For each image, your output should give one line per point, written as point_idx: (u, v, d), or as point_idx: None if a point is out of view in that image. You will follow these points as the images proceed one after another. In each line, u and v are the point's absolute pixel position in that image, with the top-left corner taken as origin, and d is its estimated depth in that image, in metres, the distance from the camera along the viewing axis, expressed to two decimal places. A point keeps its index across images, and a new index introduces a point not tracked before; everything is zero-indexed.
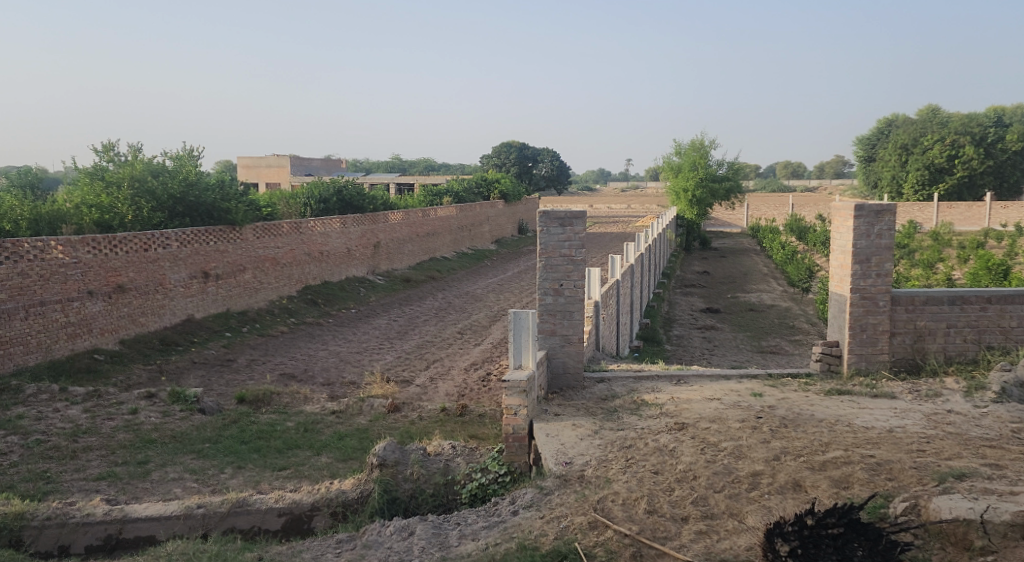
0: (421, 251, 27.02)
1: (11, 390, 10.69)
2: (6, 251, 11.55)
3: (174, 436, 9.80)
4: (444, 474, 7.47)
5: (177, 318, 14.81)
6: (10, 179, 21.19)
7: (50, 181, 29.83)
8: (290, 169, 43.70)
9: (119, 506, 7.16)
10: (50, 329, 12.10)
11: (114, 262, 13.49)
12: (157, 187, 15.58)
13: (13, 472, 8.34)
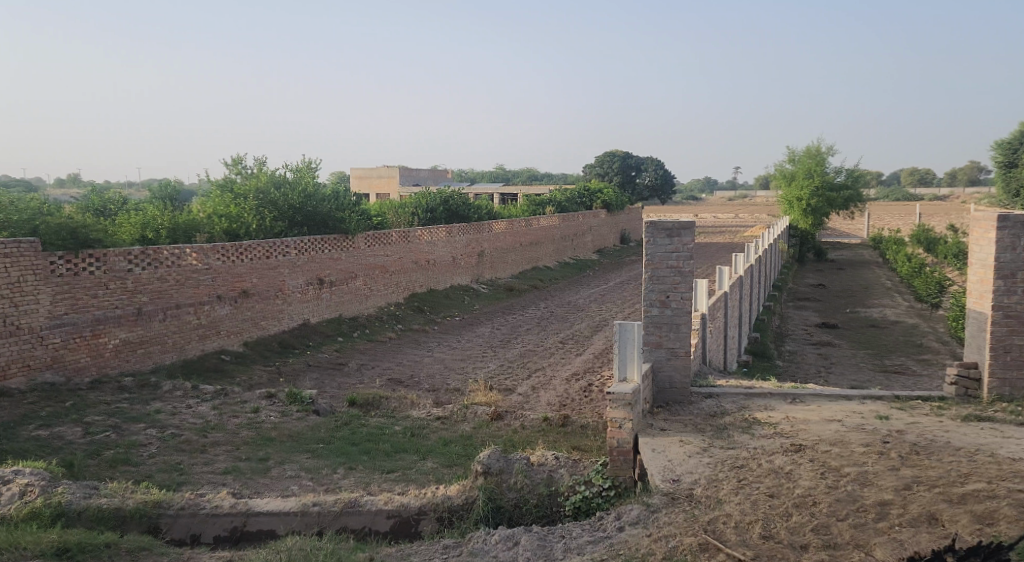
0: (524, 260, 27.25)
1: (150, 387, 11.48)
2: (147, 257, 12.42)
3: (291, 435, 10.25)
4: (547, 485, 7.43)
5: (295, 322, 15.51)
6: (152, 193, 22.93)
7: (185, 194, 32.22)
8: (399, 179, 44.93)
9: (244, 500, 7.55)
10: (183, 330, 12.93)
11: (240, 269, 14.24)
12: (279, 198, 16.39)
13: (150, 463, 8.94)
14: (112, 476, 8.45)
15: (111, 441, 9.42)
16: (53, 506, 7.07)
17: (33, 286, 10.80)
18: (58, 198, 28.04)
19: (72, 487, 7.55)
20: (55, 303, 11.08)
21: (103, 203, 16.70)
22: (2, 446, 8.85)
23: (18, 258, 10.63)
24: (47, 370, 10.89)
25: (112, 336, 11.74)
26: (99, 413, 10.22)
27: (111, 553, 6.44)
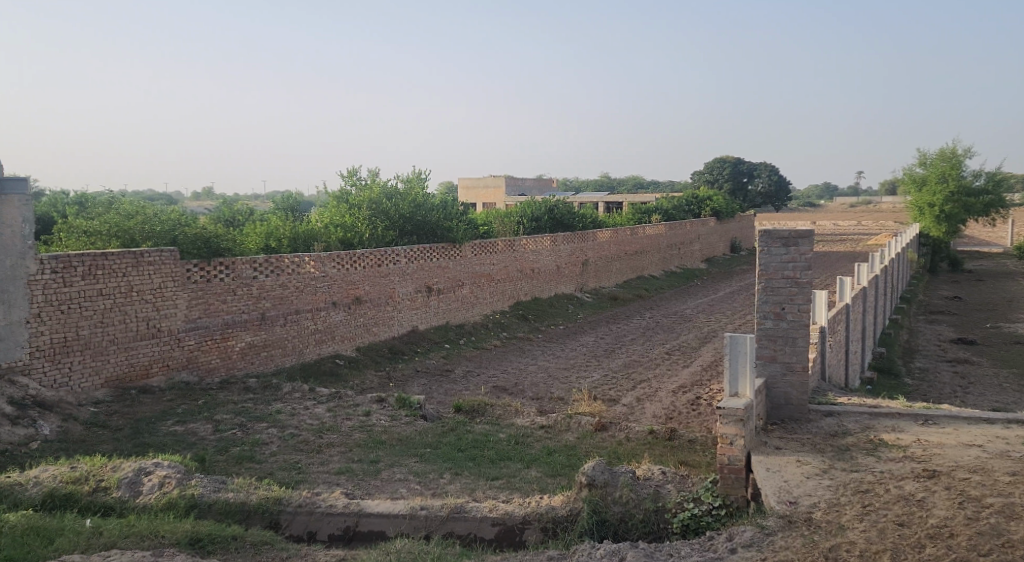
0: (629, 269, 26.97)
1: (272, 388, 12.03)
2: (271, 265, 13.03)
3: (400, 439, 10.50)
4: (655, 500, 7.26)
5: (404, 328, 15.93)
6: (274, 204, 24.23)
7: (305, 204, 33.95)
8: (505, 189, 45.26)
9: (357, 501, 7.80)
10: (301, 334, 13.52)
11: (353, 277, 14.73)
12: (391, 208, 16.91)
13: (272, 461, 9.36)
14: (238, 472, 8.90)
15: (237, 438, 9.93)
16: (187, 497, 7.58)
17: (172, 292, 11.57)
18: (190, 208, 30.06)
19: (203, 481, 8.02)
20: (191, 308, 11.83)
21: (232, 215, 17.69)
22: (144, 439, 9.49)
23: (160, 265, 11.41)
24: (182, 370, 11.69)
25: (239, 340, 12.46)
26: (227, 412, 10.79)
27: (238, 545, 6.81)
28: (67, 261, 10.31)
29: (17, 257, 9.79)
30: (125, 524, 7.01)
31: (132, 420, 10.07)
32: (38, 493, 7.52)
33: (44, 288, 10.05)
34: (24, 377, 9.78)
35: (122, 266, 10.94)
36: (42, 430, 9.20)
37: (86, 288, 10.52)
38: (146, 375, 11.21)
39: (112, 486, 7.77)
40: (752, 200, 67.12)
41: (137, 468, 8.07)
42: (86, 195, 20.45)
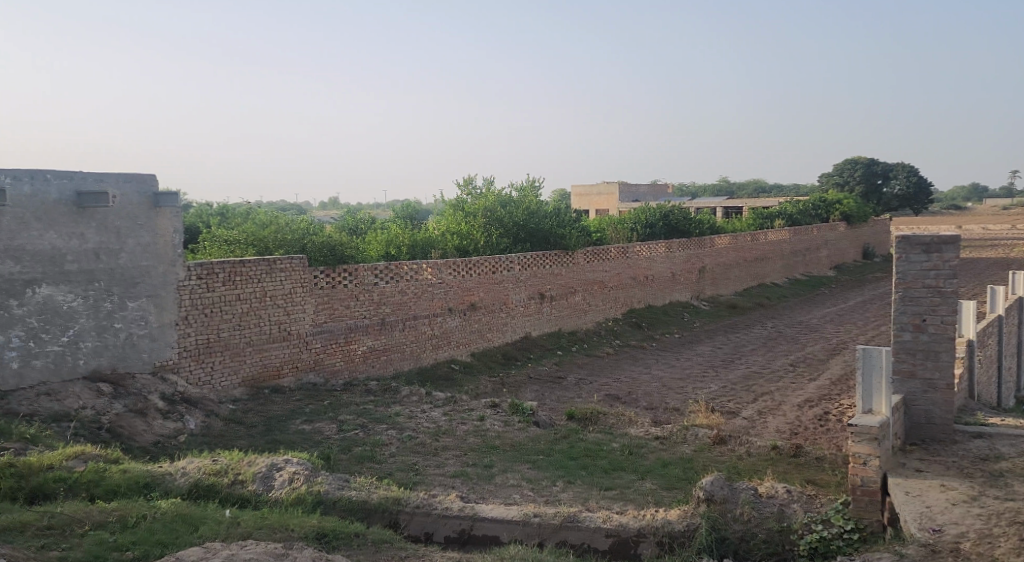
0: (749, 276, 26.08)
1: (391, 390, 12.35)
2: (392, 272, 13.37)
3: (513, 445, 10.53)
4: (778, 520, 6.97)
5: (518, 334, 16.02)
6: (394, 212, 25.05)
7: (423, 211, 34.98)
8: (619, 194, 44.77)
9: (471, 505, 7.89)
10: (419, 340, 13.83)
11: (469, 283, 14.93)
12: (505, 216, 17.03)
13: (391, 461, 9.60)
14: (360, 471, 9.17)
15: (358, 439, 10.25)
16: (313, 494, 7.87)
17: (301, 297, 12.08)
18: (317, 217, 31.55)
19: (328, 479, 8.34)
20: (318, 312, 12.31)
21: (356, 223, 18.38)
22: (274, 436, 9.95)
23: (291, 271, 11.92)
24: (310, 371, 12.20)
25: (361, 344, 12.88)
26: (350, 413, 11.15)
27: (360, 542, 7.00)
28: (210, 268, 10.97)
29: (168, 264, 10.52)
30: (258, 517, 7.36)
31: (264, 417, 10.57)
32: (183, 483, 8.02)
33: (190, 293, 10.74)
34: (172, 374, 10.53)
35: (257, 272, 11.51)
36: (188, 425, 9.82)
37: (226, 292, 11.15)
38: (278, 375, 11.77)
39: (247, 480, 8.19)
40: (887, 202, 63.26)
41: (270, 464, 8.47)
42: (224, 206, 21.84)
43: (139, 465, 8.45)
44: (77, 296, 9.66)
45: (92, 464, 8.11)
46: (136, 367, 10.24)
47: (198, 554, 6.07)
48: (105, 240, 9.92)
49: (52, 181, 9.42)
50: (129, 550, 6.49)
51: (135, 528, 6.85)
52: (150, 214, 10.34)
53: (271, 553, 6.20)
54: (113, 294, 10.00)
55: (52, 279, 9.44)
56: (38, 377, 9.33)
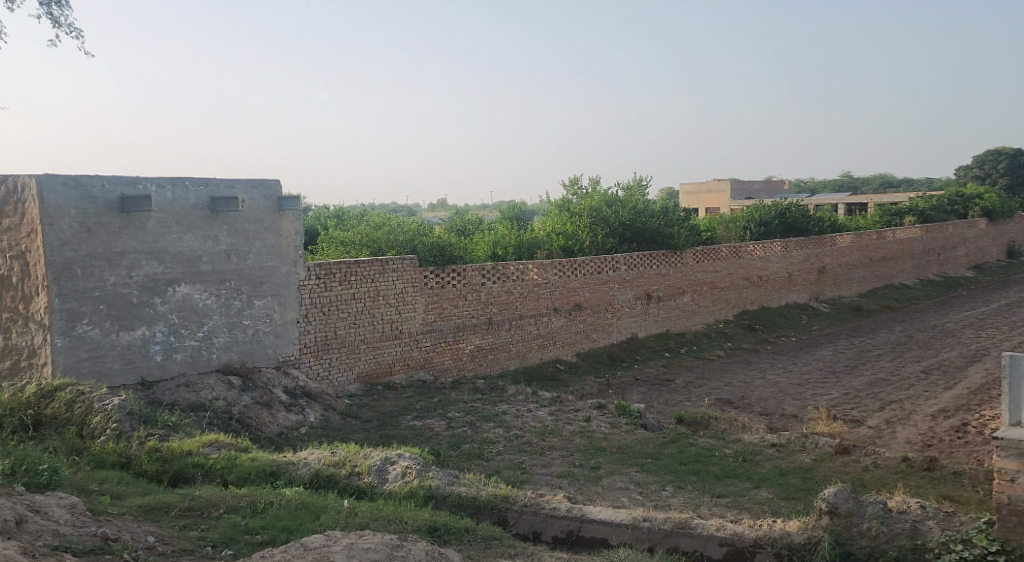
0: (873, 277, 24.76)
1: (498, 390, 12.53)
2: (498, 273, 13.55)
3: (621, 447, 10.46)
4: (912, 538, 6.62)
5: (624, 335, 15.89)
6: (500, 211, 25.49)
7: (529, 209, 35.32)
8: (730, 192, 43.49)
9: (579, 507, 7.99)
10: (525, 339, 13.97)
11: (575, 283, 14.92)
12: (611, 215, 16.92)
13: (499, 459, 9.74)
14: (469, 468, 9.36)
15: (467, 436, 10.45)
16: (425, 488, 8.12)
17: (412, 297, 12.44)
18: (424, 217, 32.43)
19: (439, 474, 8.58)
20: (427, 312, 12.66)
21: (463, 224, 18.79)
22: (388, 431, 10.31)
23: (402, 271, 12.29)
24: (420, 369, 12.57)
25: (468, 342, 13.15)
26: (458, 410, 11.39)
27: (469, 538, 7.16)
28: (328, 268, 11.48)
29: (291, 265, 11.09)
30: (374, 508, 7.66)
31: (378, 413, 10.97)
32: (306, 472, 8.45)
33: (310, 292, 11.29)
34: (294, 369, 11.12)
35: (371, 272, 11.94)
36: (308, 417, 10.32)
37: (342, 291, 11.64)
38: (390, 372, 12.20)
39: (364, 472, 8.53)
40: None
41: (384, 457, 8.82)
42: (340, 208, 22.88)
43: (265, 454, 8.97)
44: (211, 295, 10.35)
45: (224, 451, 8.68)
46: (262, 361, 10.85)
47: (320, 540, 6.29)
48: (236, 242, 10.57)
49: (190, 187, 10.14)
50: (259, 533, 6.88)
51: (264, 514, 7.28)
52: (275, 217, 10.94)
53: (387, 543, 6.26)
54: (242, 293, 10.64)
55: (189, 278, 10.16)
56: (177, 370, 10.09)
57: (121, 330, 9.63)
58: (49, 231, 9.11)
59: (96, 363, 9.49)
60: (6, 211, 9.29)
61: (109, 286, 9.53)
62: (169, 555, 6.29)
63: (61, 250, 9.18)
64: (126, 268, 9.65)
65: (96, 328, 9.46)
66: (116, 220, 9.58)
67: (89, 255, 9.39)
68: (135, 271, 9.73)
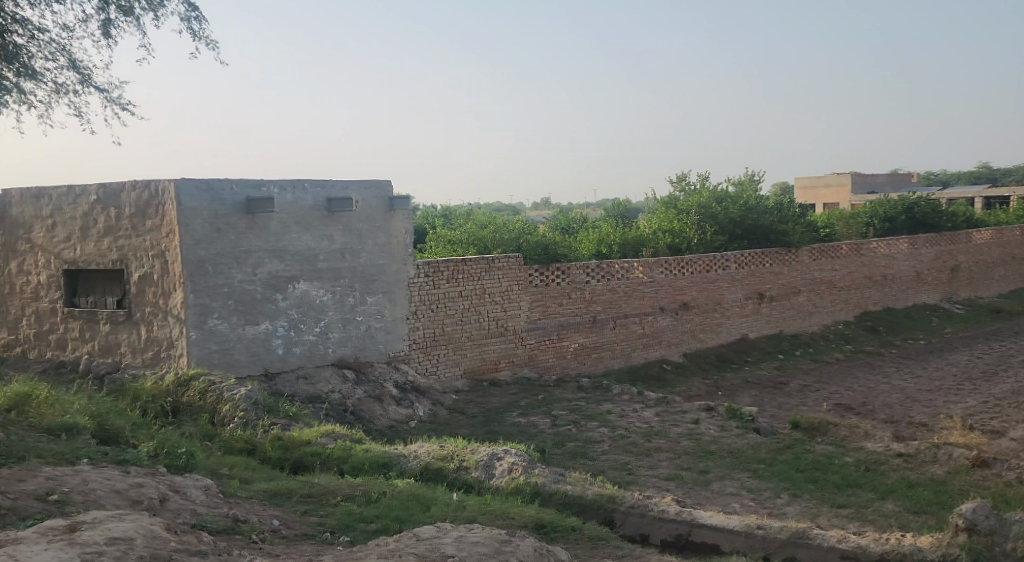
0: (1016, 276, 22.88)
1: (603, 389, 12.47)
2: (603, 271, 13.48)
3: (731, 451, 10.17)
4: None
5: (733, 335, 15.45)
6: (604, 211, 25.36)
7: (630, 206, 34.93)
8: (853, 187, 41.19)
9: (688, 511, 7.84)
10: (629, 338, 13.85)
11: (681, 282, 14.62)
12: (720, 212, 16.45)
13: (604, 459, 9.70)
14: (573, 466, 9.38)
15: (572, 434, 10.46)
16: (531, 485, 8.21)
17: (517, 295, 12.59)
18: (519, 214, 32.60)
19: (545, 471, 8.66)
20: (532, 309, 12.76)
21: (567, 223, 18.79)
22: (493, 427, 10.47)
23: (507, 270, 12.45)
24: (525, 366, 12.71)
25: (572, 341, 13.16)
26: (563, 408, 11.43)
27: (575, 537, 7.20)
28: (436, 266, 11.79)
29: (401, 263, 11.47)
30: (482, 502, 7.82)
31: (483, 409, 11.17)
32: (415, 465, 8.72)
33: (419, 289, 11.63)
34: (404, 364, 11.50)
35: (477, 270, 12.17)
36: (417, 411, 10.66)
37: (449, 289, 11.93)
38: (495, 368, 12.41)
39: (471, 466, 8.71)
40: None
41: (491, 453, 8.96)
42: (445, 208, 23.39)
43: (377, 446, 9.32)
44: (327, 291, 10.86)
45: (340, 442, 9.09)
46: (374, 356, 11.29)
47: (432, 531, 6.52)
48: (350, 241, 11.04)
49: (308, 189, 10.66)
50: (373, 521, 7.15)
51: (377, 503, 7.57)
52: (386, 217, 11.34)
53: (495, 538, 6.43)
54: (355, 290, 11.10)
55: (307, 276, 10.70)
56: (296, 363, 10.66)
57: (247, 324, 10.27)
58: (185, 231, 9.85)
59: (225, 355, 10.18)
60: (148, 214, 10.11)
61: (236, 282, 10.20)
62: (291, 538, 6.64)
63: (194, 248, 9.91)
64: (251, 266, 10.29)
65: (225, 322, 10.14)
66: (243, 220, 10.23)
67: (219, 254, 10.08)
68: (259, 268, 10.36)
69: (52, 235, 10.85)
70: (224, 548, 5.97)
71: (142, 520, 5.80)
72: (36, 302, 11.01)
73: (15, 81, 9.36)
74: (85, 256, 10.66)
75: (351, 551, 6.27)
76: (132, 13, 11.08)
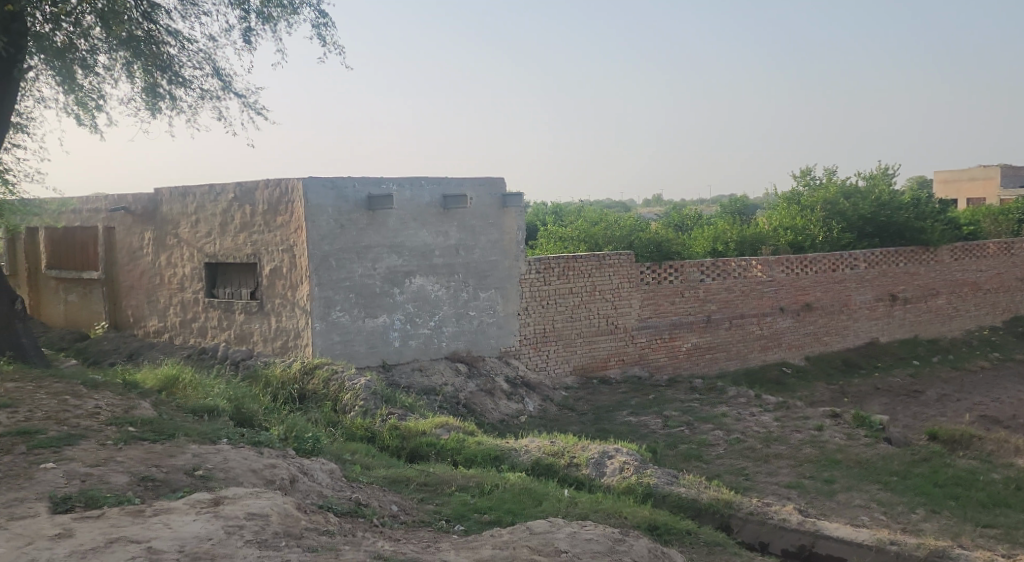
0: None
1: (718, 391, 12.12)
2: (718, 269, 13.08)
3: (859, 461, 9.61)
4: None
5: (861, 339, 14.63)
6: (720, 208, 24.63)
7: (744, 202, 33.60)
8: (1003, 180, 37.72)
9: (813, 522, 7.48)
10: (746, 339, 13.37)
11: (804, 282, 13.95)
12: (849, 208, 15.46)
13: (718, 463, 9.42)
14: (687, 469, 9.17)
15: (685, 436, 10.23)
16: (644, 485, 8.10)
17: (628, 292, 12.44)
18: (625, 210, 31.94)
19: (657, 472, 8.52)
20: (643, 308, 12.57)
21: (681, 220, 18.29)
22: (604, 425, 10.39)
23: (618, 267, 12.32)
24: (635, 365, 12.55)
25: (685, 340, 12.87)
26: (675, 409, 11.19)
27: (690, 541, 7.04)
28: (547, 263, 11.84)
29: (513, 259, 11.61)
30: (594, 500, 7.79)
31: (594, 407, 11.11)
32: (527, 459, 8.79)
33: (530, 285, 11.72)
34: (514, 359, 11.64)
35: (588, 268, 12.11)
36: (527, 407, 10.78)
37: (560, 286, 11.94)
38: (605, 366, 12.33)
39: (582, 463, 8.69)
40: None
41: (602, 451, 8.90)
42: (555, 204, 23.35)
43: (489, 439, 9.49)
44: (442, 286, 11.15)
45: (453, 433, 9.30)
46: (486, 351, 11.49)
47: (545, 526, 6.58)
48: (464, 237, 11.28)
49: (425, 186, 10.97)
50: (486, 513, 7.28)
51: (490, 495, 7.72)
52: (499, 214, 11.51)
53: (609, 535, 6.42)
54: (468, 285, 11.33)
55: (423, 271, 11.03)
56: (412, 355, 11.02)
57: (367, 317, 10.72)
58: (312, 227, 10.39)
59: (346, 346, 10.66)
60: (279, 211, 10.75)
61: (358, 277, 10.66)
62: (410, 524, 6.88)
63: (320, 244, 10.43)
64: (371, 261, 10.73)
65: (347, 315, 10.62)
66: (364, 217, 10.67)
67: (342, 249, 10.57)
68: (379, 263, 10.78)
69: (195, 231, 11.75)
70: (349, 529, 6.26)
71: (276, 498, 6.20)
72: (181, 293, 11.96)
73: (168, 88, 10.17)
74: (223, 250, 11.47)
75: (467, 540, 6.42)
76: (270, 20, 11.81)
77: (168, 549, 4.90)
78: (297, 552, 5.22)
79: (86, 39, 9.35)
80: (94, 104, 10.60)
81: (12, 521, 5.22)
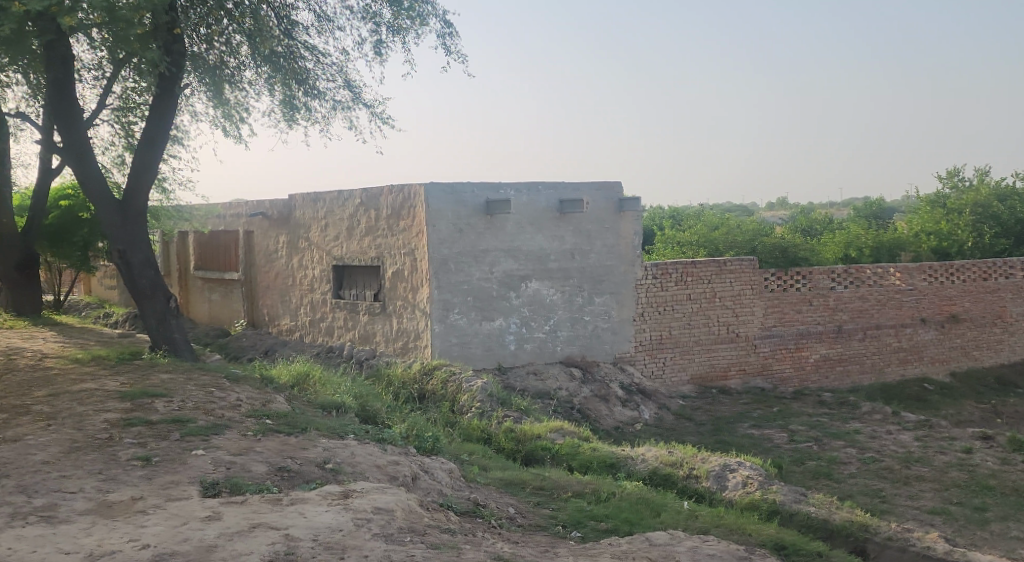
0: None
1: (850, 406, 11.37)
2: (851, 276, 12.28)
3: (1017, 489, 8.67)
4: None
5: (1017, 355, 13.37)
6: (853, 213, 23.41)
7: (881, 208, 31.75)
8: None
9: (964, 553, 6.80)
10: (883, 352, 12.47)
11: (951, 291, 12.86)
12: (1003, 211, 14.18)
13: (851, 482, 8.79)
14: (817, 487, 8.61)
15: (814, 452, 9.64)
16: (769, 502, 7.67)
17: (751, 300, 11.89)
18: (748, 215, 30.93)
19: (784, 489, 8.04)
20: (767, 316, 11.97)
21: (810, 224, 17.42)
22: (724, 437, 9.97)
23: (740, 273, 11.81)
24: (758, 376, 11.98)
25: (814, 351, 12.15)
26: (802, 424, 10.58)
27: None
28: (664, 268, 11.53)
29: (629, 264, 11.37)
30: (714, 515, 7.47)
31: (713, 417, 10.69)
32: (643, 468, 8.56)
33: (646, 291, 11.45)
34: (630, 366, 11.39)
35: (707, 274, 11.69)
36: (643, 415, 10.52)
37: (678, 292, 11.58)
38: (725, 376, 11.85)
39: (702, 476, 8.33)
40: None
41: (724, 463, 8.49)
42: (676, 209, 22.83)
43: (604, 446, 9.32)
44: (557, 291, 11.09)
45: (567, 438, 9.19)
46: (601, 356, 11.31)
47: (664, 538, 6.37)
48: (579, 241, 11.16)
49: (542, 191, 10.95)
50: (604, 520, 7.11)
51: (607, 503, 7.54)
52: (616, 218, 11.31)
53: (733, 553, 6.15)
54: (584, 290, 11.20)
55: (539, 275, 11.01)
56: (527, 358, 11.03)
57: (483, 320, 10.84)
58: (432, 231, 10.62)
59: (463, 349, 10.80)
60: (402, 215, 11.06)
61: (475, 280, 10.80)
62: (527, 528, 6.82)
63: (439, 247, 10.65)
64: (488, 265, 10.84)
65: (464, 318, 10.78)
66: (482, 221, 10.80)
67: (460, 253, 10.74)
68: (496, 267, 10.87)
69: (325, 235, 12.32)
70: (468, 528, 6.31)
71: (400, 494, 6.35)
72: (311, 294, 12.57)
73: (305, 101, 10.72)
74: (350, 253, 11.95)
75: (583, 547, 6.29)
76: (400, 32, 12.22)
77: (303, 537, 5.07)
78: (420, 548, 5.29)
79: (234, 56, 10.00)
80: (239, 117, 11.34)
81: (169, 501, 5.57)
